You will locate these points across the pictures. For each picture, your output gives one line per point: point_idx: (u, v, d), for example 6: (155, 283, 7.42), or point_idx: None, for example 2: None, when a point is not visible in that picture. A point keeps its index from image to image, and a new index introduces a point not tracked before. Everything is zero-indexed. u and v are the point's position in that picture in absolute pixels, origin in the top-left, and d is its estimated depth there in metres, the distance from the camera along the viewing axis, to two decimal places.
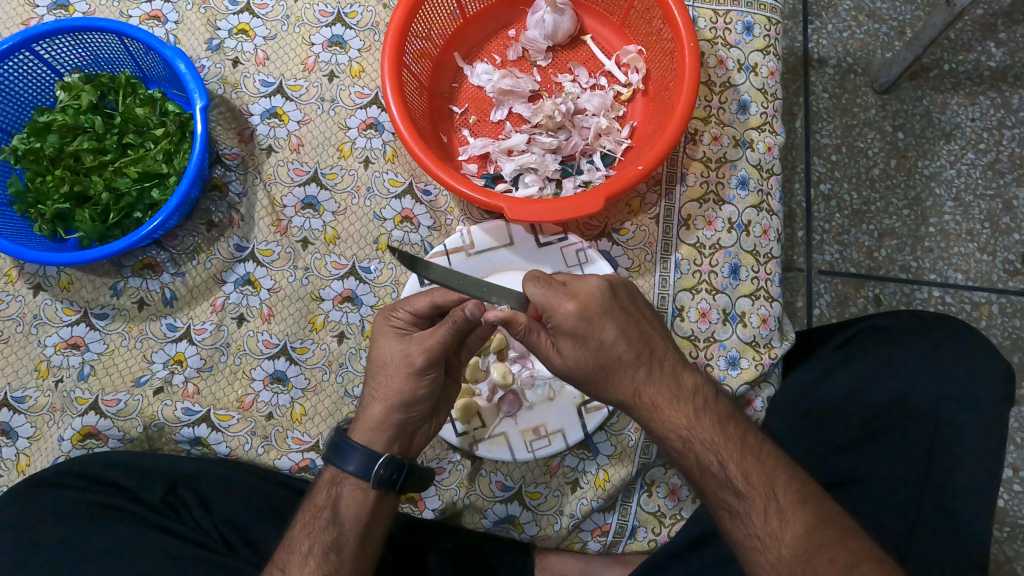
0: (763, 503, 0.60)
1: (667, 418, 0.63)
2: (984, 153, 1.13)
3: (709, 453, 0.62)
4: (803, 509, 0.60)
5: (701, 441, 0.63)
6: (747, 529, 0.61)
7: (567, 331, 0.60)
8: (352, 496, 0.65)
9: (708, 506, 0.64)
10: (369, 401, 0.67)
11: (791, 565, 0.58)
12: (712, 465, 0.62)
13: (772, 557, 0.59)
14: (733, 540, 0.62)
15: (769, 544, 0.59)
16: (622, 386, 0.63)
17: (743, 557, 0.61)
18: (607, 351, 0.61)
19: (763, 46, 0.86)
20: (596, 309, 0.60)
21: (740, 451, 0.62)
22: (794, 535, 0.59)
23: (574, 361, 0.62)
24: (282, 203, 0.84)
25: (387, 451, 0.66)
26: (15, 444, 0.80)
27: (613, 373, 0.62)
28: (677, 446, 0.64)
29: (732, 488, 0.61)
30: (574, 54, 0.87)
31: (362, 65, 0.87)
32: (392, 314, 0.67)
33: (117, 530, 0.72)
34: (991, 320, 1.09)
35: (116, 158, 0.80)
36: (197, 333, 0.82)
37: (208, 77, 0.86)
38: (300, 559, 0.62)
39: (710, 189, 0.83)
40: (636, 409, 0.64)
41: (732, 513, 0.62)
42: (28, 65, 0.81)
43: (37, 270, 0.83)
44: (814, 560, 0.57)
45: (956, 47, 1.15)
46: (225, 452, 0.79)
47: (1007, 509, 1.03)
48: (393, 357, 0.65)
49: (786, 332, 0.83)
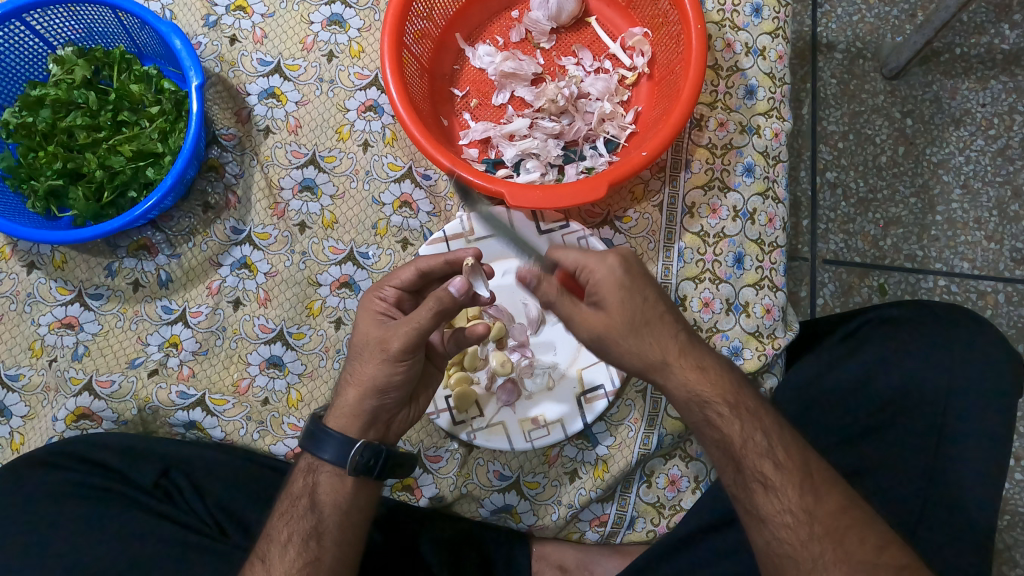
0: (800, 479, 0.62)
1: (712, 385, 0.64)
2: (994, 139, 1.11)
3: (754, 423, 0.63)
4: (834, 490, 0.62)
5: (746, 410, 0.64)
6: (779, 505, 0.62)
7: (610, 284, 0.61)
8: (330, 482, 0.64)
9: (740, 480, 0.63)
10: (345, 387, 0.65)
11: (822, 542, 0.60)
12: (756, 433, 0.63)
13: (802, 534, 0.60)
14: (762, 516, 0.62)
15: (802, 520, 0.61)
16: (661, 346, 0.63)
17: (769, 535, 0.62)
18: (651, 308, 0.62)
19: (772, 29, 0.84)
20: (638, 268, 0.63)
21: (777, 425, 0.64)
22: (826, 512, 0.61)
23: (622, 317, 0.61)
24: (279, 185, 0.83)
25: (362, 437, 0.64)
26: (10, 423, 0.79)
27: (656, 333, 0.63)
28: (724, 414, 0.63)
29: (772, 458, 0.62)
30: (579, 36, 0.85)
31: (362, 46, 0.85)
32: (376, 294, 0.66)
33: (111, 512, 0.72)
34: (997, 309, 1.07)
35: (110, 136, 0.79)
36: (193, 316, 0.81)
37: (204, 54, 0.84)
38: (280, 547, 0.63)
39: (716, 176, 0.81)
40: (675, 375, 0.63)
41: (767, 487, 0.62)
42: (20, 38, 0.80)
43: (31, 248, 0.82)
44: (846, 538, 0.60)
45: (969, 31, 1.12)
46: (220, 437, 0.79)
47: (1009, 498, 1.01)
48: (370, 345, 0.63)
49: (790, 322, 0.81)
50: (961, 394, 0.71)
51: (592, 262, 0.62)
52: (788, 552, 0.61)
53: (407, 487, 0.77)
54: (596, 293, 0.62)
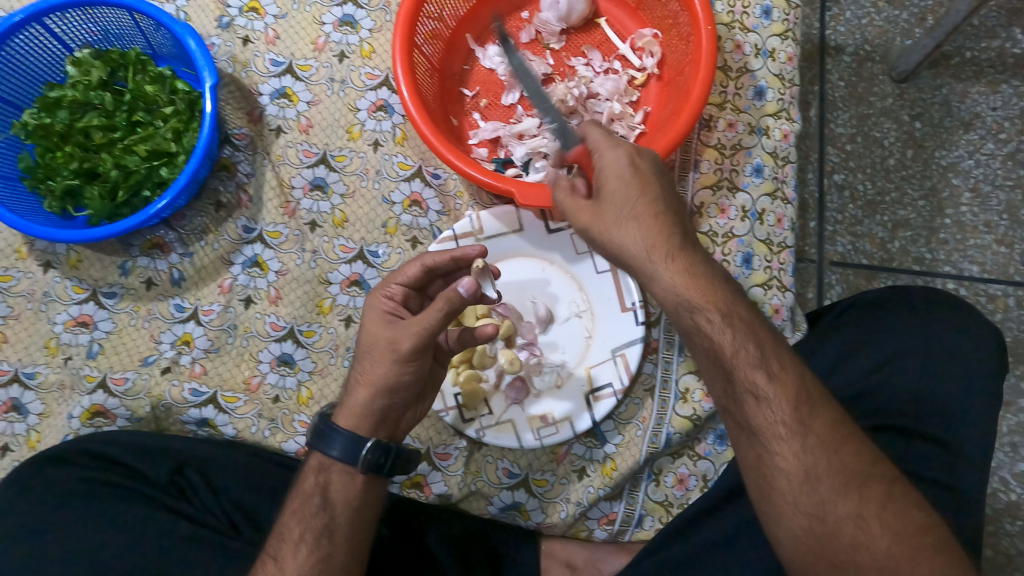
0: (794, 397, 0.55)
1: (705, 289, 0.57)
2: (1005, 143, 1.10)
3: (749, 336, 0.57)
4: (829, 405, 0.57)
5: (740, 319, 0.57)
6: (771, 416, 0.55)
7: (610, 174, 0.58)
8: (342, 479, 0.64)
9: (730, 392, 0.57)
10: (355, 387, 0.64)
11: (816, 453, 0.55)
12: (750, 344, 0.56)
13: (796, 446, 0.55)
14: (752, 429, 0.56)
15: (795, 431, 0.55)
16: (650, 239, 0.57)
17: (762, 450, 0.56)
18: (651, 207, 0.58)
19: (781, 31, 0.85)
20: (648, 166, 0.59)
21: (778, 355, 0.57)
22: (821, 424, 0.55)
23: (609, 205, 0.58)
24: (290, 184, 0.83)
25: (373, 436, 0.64)
26: (26, 421, 0.80)
27: (644, 230, 0.58)
28: (714, 320, 0.57)
29: (767, 369, 0.56)
30: (588, 37, 0.86)
31: (373, 46, 0.86)
32: (382, 291, 0.66)
33: (125, 508, 0.72)
34: (1007, 313, 1.07)
35: (124, 136, 0.80)
36: (205, 314, 0.82)
37: (218, 55, 0.85)
38: (292, 546, 0.63)
39: (724, 177, 0.82)
40: (658, 270, 0.57)
41: (759, 399, 0.56)
42: (39, 40, 0.81)
43: (47, 248, 0.84)
44: (842, 449, 0.55)
45: (979, 35, 1.12)
46: (231, 434, 0.79)
47: (1018, 502, 1.01)
48: (379, 344, 0.63)
49: (797, 323, 0.82)
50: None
51: (608, 147, 0.59)
52: (780, 464, 0.55)
53: (416, 484, 0.78)
54: (599, 179, 0.59)
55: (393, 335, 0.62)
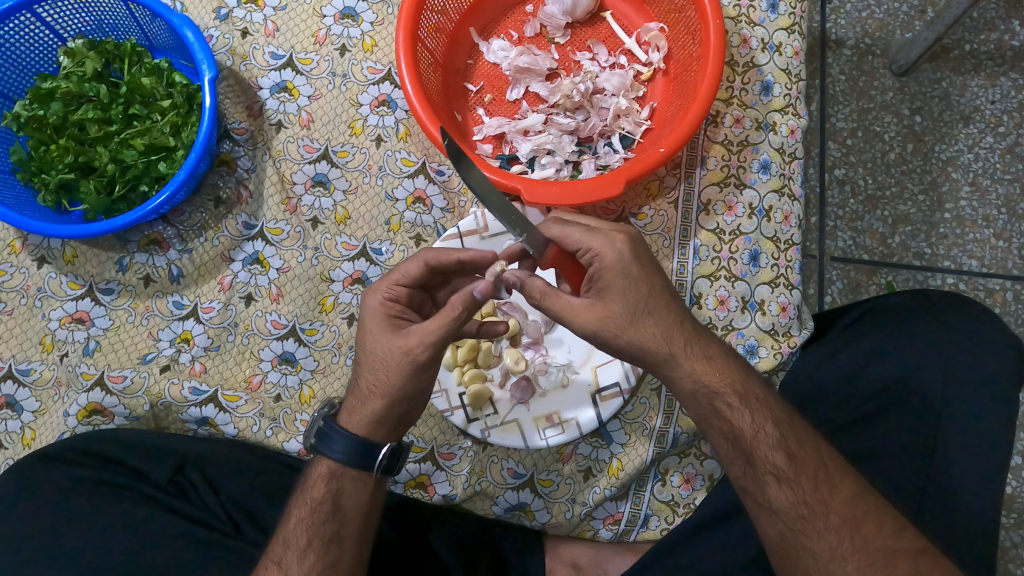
0: (813, 473, 0.60)
1: (719, 375, 0.61)
2: (1004, 136, 1.10)
3: (763, 415, 0.61)
4: (847, 477, 0.61)
5: (756, 399, 0.62)
6: (793, 497, 0.60)
7: (616, 272, 0.59)
8: (354, 488, 0.64)
9: (752, 475, 0.61)
10: (367, 397, 0.63)
11: (840, 532, 0.59)
12: (767, 424, 0.61)
13: (819, 525, 0.59)
14: (774, 509, 0.60)
15: (817, 511, 0.60)
16: (661, 337, 0.60)
17: (783, 528, 0.60)
18: (656, 297, 0.60)
19: (788, 25, 0.84)
20: (645, 252, 0.61)
21: (790, 429, 0.62)
22: (842, 501, 0.60)
23: (620, 305, 0.59)
24: (291, 180, 0.82)
25: (386, 441, 0.64)
26: (20, 418, 0.79)
27: (652, 323, 0.60)
28: (733, 405, 0.61)
29: (784, 449, 0.61)
30: (594, 32, 0.85)
31: (375, 39, 0.84)
32: (385, 295, 0.64)
33: (125, 509, 0.71)
34: (1005, 307, 1.07)
35: (122, 129, 0.78)
36: (205, 311, 0.80)
37: (216, 47, 0.84)
38: (299, 553, 0.62)
39: (731, 173, 0.81)
40: (681, 365, 0.61)
41: (779, 479, 0.60)
42: (29, 29, 0.79)
43: (41, 243, 0.82)
44: (864, 526, 0.59)
45: (979, 27, 1.12)
46: (232, 434, 0.78)
47: (1015, 495, 1.00)
48: (392, 354, 0.61)
49: (805, 320, 0.81)
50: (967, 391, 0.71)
51: (599, 244, 0.59)
52: (805, 543, 0.59)
53: (420, 484, 0.77)
54: (600, 278, 0.59)
55: (406, 344, 0.60)
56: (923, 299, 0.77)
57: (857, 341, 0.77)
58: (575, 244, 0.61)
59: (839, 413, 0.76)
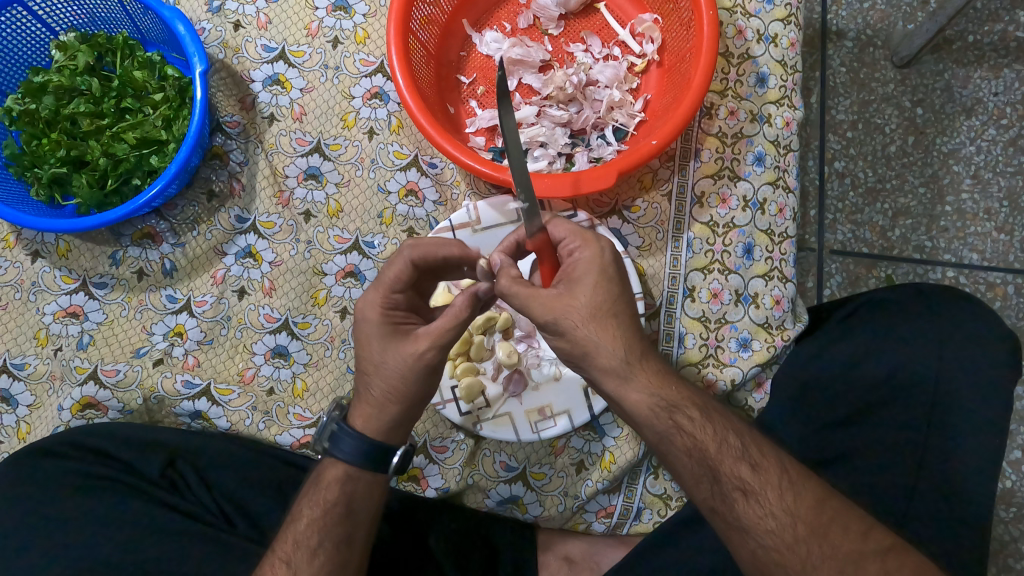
0: (775, 481, 0.60)
1: (676, 390, 0.60)
2: (1007, 129, 1.09)
3: (720, 427, 0.61)
4: (810, 483, 0.61)
5: (716, 414, 0.62)
6: (761, 510, 0.59)
7: (589, 269, 0.58)
8: (368, 491, 0.64)
9: (718, 492, 0.60)
10: (383, 404, 0.62)
11: (808, 543, 0.58)
12: (729, 435, 0.61)
13: (788, 537, 0.58)
14: (744, 526, 0.59)
15: (785, 523, 0.59)
16: (619, 339, 0.58)
17: (754, 545, 0.59)
18: (621, 302, 0.58)
19: (784, 16, 0.83)
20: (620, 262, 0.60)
21: (744, 441, 0.61)
22: (807, 509, 0.59)
23: (584, 297, 0.57)
24: (283, 173, 0.82)
25: (400, 443, 0.65)
26: (15, 412, 0.79)
27: (619, 322, 0.58)
28: (694, 417, 0.60)
29: (748, 461, 0.60)
30: (587, 23, 0.84)
31: (367, 31, 0.84)
32: (383, 301, 0.62)
33: (120, 502, 0.72)
34: (1005, 301, 1.06)
35: (113, 123, 0.78)
36: (198, 305, 0.80)
37: (208, 40, 0.83)
38: (309, 553, 0.62)
39: (725, 166, 0.80)
40: (633, 374, 0.58)
41: (747, 493, 0.59)
42: (21, 22, 0.80)
43: (35, 237, 0.82)
44: (831, 532, 0.59)
45: (982, 18, 1.11)
46: (225, 427, 0.78)
47: (1014, 490, 1.00)
48: (407, 361, 0.60)
49: (799, 313, 0.81)
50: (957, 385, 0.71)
51: (582, 241, 0.60)
52: (777, 560, 0.58)
53: (412, 478, 0.77)
54: (576, 270, 0.58)
55: (419, 347, 0.59)
56: (916, 292, 0.76)
57: (850, 336, 0.76)
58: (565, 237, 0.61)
59: (831, 406, 0.75)
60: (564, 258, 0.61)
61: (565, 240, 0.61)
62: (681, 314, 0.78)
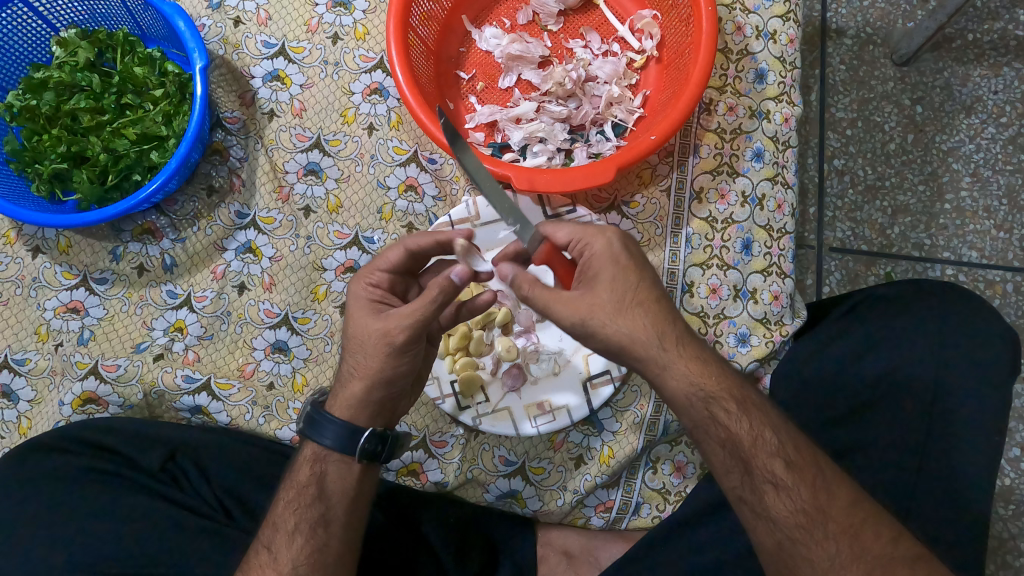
0: (811, 479, 0.60)
1: (717, 379, 0.60)
2: (1006, 126, 1.09)
3: (759, 418, 0.61)
4: (843, 483, 0.61)
5: (756, 408, 0.61)
6: (792, 505, 0.59)
7: (604, 262, 0.59)
8: (338, 470, 0.65)
9: (750, 484, 0.60)
10: (348, 379, 0.63)
11: (838, 540, 0.59)
12: (765, 431, 0.61)
13: (817, 533, 0.59)
14: (773, 517, 0.60)
15: (815, 519, 0.59)
16: (651, 328, 0.58)
17: (781, 536, 0.60)
18: (644, 290, 0.59)
19: (783, 12, 0.83)
20: (635, 249, 0.61)
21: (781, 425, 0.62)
22: (839, 509, 0.60)
23: (607, 293, 0.58)
24: (283, 169, 0.82)
25: (369, 425, 0.64)
26: (16, 407, 0.80)
27: (648, 313, 0.58)
28: (731, 410, 0.60)
29: (784, 457, 0.60)
30: (586, 19, 0.84)
31: (367, 28, 0.84)
32: (368, 281, 0.65)
33: (120, 496, 0.72)
34: (1005, 298, 1.06)
35: (114, 119, 0.78)
36: (198, 301, 0.81)
37: (208, 37, 0.84)
38: (287, 536, 0.63)
39: (724, 161, 0.81)
40: (673, 362, 0.58)
41: (778, 486, 0.59)
42: (22, 19, 0.80)
43: (36, 233, 0.82)
44: (861, 533, 0.59)
45: (982, 16, 1.11)
46: (225, 422, 0.78)
47: (1012, 487, 1.00)
48: (369, 337, 0.61)
49: (797, 309, 0.81)
50: (958, 381, 0.71)
51: (591, 234, 0.61)
52: (804, 552, 0.59)
53: (411, 472, 0.77)
54: (591, 268, 0.60)
55: (378, 326, 0.61)
56: (916, 288, 0.76)
57: (849, 332, 0.77)
58: (569, 235, 0.62)
59: (829, 400, 0.75)
60: (576, 256, 0.63)
61: (573, 237, 0.62)
62: (680, 309, 0.79)
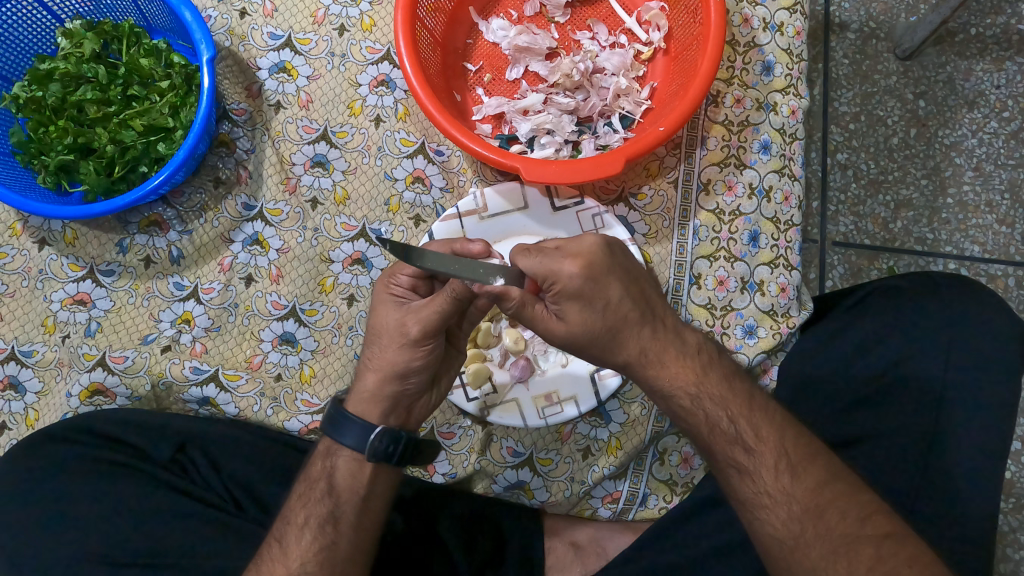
0: (774, 460, 0.61)
1: (678, 371, 0.63)
2: (1008, 121, 1.09)
3: (719, 410, 0.62)
4: (816, 464, 0.62)
5: (710, 397, 0.63)
6: (755, 487, 0.61)
7: (572, 294, 0.58)
8: (347, 467, 0.65)
9: (716, 466, 0.63)
10: (364, 372, 0.65)
11: (802, 521, 0.59)
12: (723, 420, 0.62)
13: (782, 514, 0.60)
14: (740, 498, 0.62)
15: (779, 501, 0.60)
16: (628, 345, 0.61)
17: (750, 516, 0.62)
18: (613, 311, 0.59)
19: (790, 4, 0.83)
20: (601, 268, 0.58)
21: (749, 407, 0.63)
22: (805, 490, 0.60)
23: (582, 328, 0.59)
24: (291, 161, 0.82)
25: (383, 423, 0.64)
26: (24, 399, 0.80)
27: (618, 336, 0.61)
28: (686, 405, 0.63)
29: (743, 443, 0.62)
30: (594, 11, 0.84)
31: (374, 19, 0.84)
32: (391, 280, 0.65)
33: (128, 487, 0.72)
34: (1007, 293, 1.06)
35: (121, 110, 0.78)
36: (206, 292, 0.81)
37: (214, 28, 0.83)
38: (296, 530, 0.63)
39: (732, 153, 0.81)
40: (641, 371, 0.63)
41: (741, 471, 0.62)
42: (26, 10, 0.80)
43: (42, 225, 0.82)
44: (825, 514, 0.59)
45: (985, 10, 1.11)
46: (234, 413, 0.79)
47: (1014, 481, 1.00)
48: (388, 327, 0.63)
49: (805, 301, 0.81)
50: (964, 374, 0.71)
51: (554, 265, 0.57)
52: (770, 532, 0.60)
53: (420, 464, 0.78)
54: (558, 301, 0.58)
55: (397, 319, 0.62)
56: (922, 281, 0.77)
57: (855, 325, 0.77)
58: (533, 274, 0.58)
59: (832, 392, 0.76)
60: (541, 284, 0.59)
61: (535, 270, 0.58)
62: (687, 301, 0.79)
